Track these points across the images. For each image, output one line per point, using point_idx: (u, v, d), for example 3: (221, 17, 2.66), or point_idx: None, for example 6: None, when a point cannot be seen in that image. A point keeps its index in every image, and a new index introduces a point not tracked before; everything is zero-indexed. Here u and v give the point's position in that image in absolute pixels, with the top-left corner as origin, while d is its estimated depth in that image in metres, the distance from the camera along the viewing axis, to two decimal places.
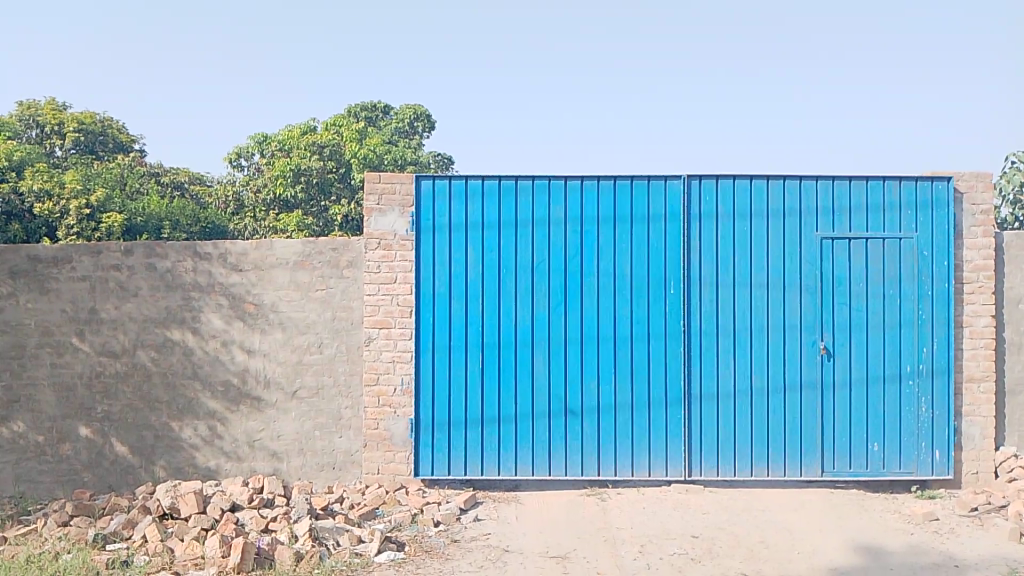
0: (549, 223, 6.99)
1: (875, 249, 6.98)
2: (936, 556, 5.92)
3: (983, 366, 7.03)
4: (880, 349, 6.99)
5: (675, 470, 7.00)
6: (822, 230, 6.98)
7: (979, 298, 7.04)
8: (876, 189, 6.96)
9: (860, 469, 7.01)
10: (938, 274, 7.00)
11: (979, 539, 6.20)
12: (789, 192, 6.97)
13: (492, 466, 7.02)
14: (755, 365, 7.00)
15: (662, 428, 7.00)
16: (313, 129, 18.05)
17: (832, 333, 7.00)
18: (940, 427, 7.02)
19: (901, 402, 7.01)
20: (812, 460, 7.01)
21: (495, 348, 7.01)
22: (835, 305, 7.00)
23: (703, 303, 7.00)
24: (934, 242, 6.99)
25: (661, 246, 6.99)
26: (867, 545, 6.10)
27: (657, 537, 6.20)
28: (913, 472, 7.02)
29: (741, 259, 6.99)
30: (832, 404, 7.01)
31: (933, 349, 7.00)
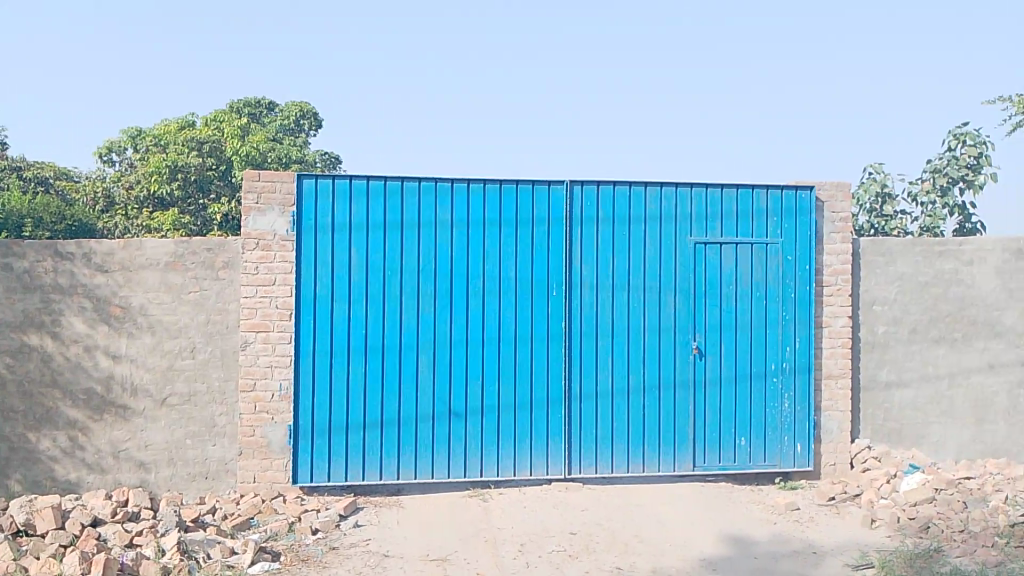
0: (435, 225, 6.96)
1: (744, 253, 7.32)
2: (796, 544, 6.25)
3: (840, 364, 7.48)
4: (748, 348, 7.35)
5: (555, 470, 7.12)
6: (696, 235, 7.26)
7: (838, 300, 7.49)
8: (745, 196, 7.30)
9: (729, 463, 7.34)
10: (801, 277, 7.41)
11: (836, 527, 6.59)
12: (665, 198, 7.22)
13: (374, 471, 6.92)
14: (632, 365, 7.21)
15: (543, 428, 7.11)
16: (192, 125, 17.30)
17: (703, 333, 7.29)
18: (801, 422, 7.43)
19: (766, 398, 7.38)
20: (684, 455, 7.28)
21: (378, 352, 6.92)
22: (708, 306, 7.29)
23: (584, 305, 7.15)
24: (797, 247, 7.40)
25: (545, 249, 7.09)
26: (734, 536, 6.39)
27: (537, 535, 6.28)
28: (777, 464, 7.41)
29: (620, 262, 7.19)
30: (703, 401, 7.30)
31: (795, 348, 7.41)
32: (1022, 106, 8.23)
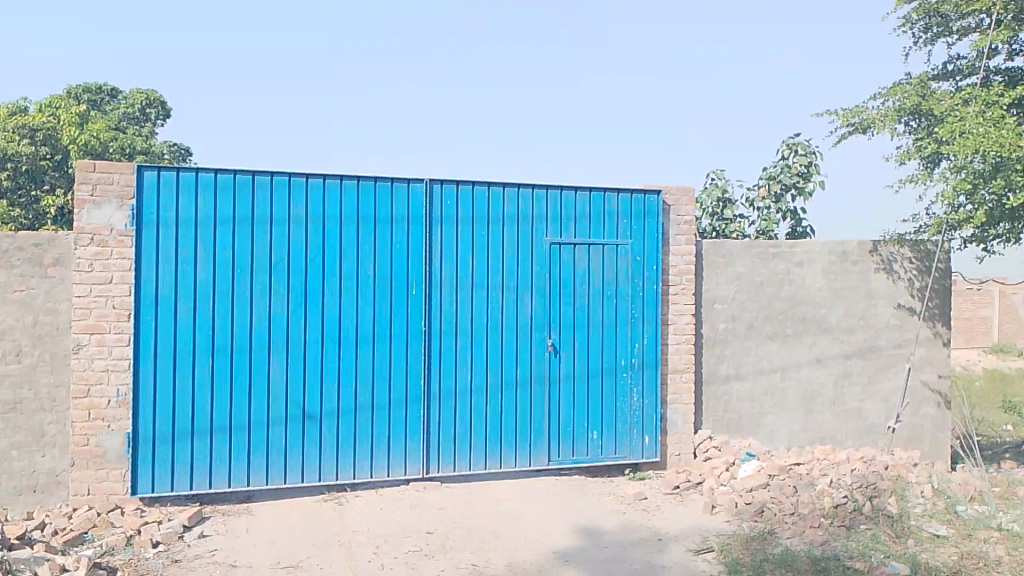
0: (288, 221, 6.75)
1: (597, 253, 7.58)
2: (643, 532, 6.54)
3: (684, 359, 7.88)
4: (601, 345, 7.61)
5: (412, 469, 7.10)
6: (551, 236, 7.44)
7: (682, 298, 7.89)
8: (598, 199, 7.56)
9: (582, 456, 7.59)
10: (649, 277, 7.75)
11: (680, 514, 6.95)
12: (523, 198, 7.35)
13: (222, 477, 6.64)
14: (490, 363, 7.30)
15: (401, 428, 7.07)
16: (23, 110, 15.92)
17: (558, 331, 7.49)
18: (649, 415, 7.77)
19: (617, 393, 7.67)
20: (540, 450, 7.45)
21: (227, 353, 6.64)
22: (563, 305, 7.50)
23: (443, 303, 7.16)
24: (645, 248, 7.73)
25: (404, 248, 7.05)
26: (586, 527, 6.60)
27: (393, 537, 6.23)
28: (626, 456, 7.73)
29: (479, 261, 7.25)
30: (558, 396, 7.50)
31: (644, 344, 7.75)
32: (846, 118, 8.95)
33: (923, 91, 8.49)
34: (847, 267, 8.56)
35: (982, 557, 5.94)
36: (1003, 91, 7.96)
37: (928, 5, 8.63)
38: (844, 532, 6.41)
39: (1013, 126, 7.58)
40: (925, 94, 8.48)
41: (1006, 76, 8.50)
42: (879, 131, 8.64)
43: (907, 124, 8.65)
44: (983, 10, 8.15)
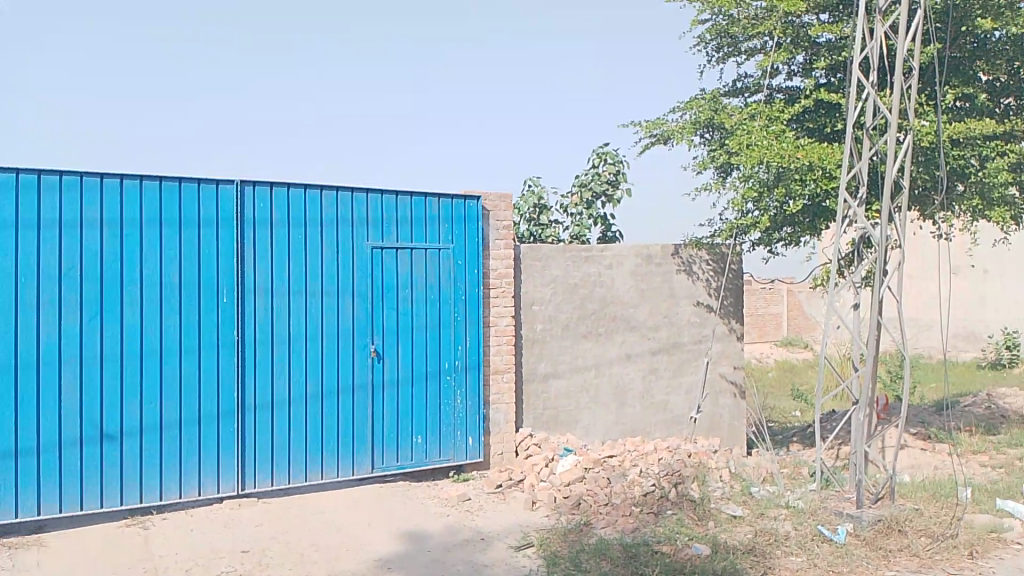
0: (82, 224, 6.21)
1: (418, 257, 7.61)
2: (466, 533, 6.63)
3: (505, 360, 8.07)
4: (423, 349, 7.65)
5: (227, 486, 6.78)
6: (372, 240, 7.38)
7: (502, 301, 8.07)
8: (418, 203, 7.59)
9: (406, 461, 7.59)
10: (470, 280, 7.88)
11: (501, 512, 7.11)
12: (341, 202, 7.22)
13: (6, 509, 5.99)
14: (309, 371, 7.12)
15: (214, 443, 6.73)
16: None
17: (381, 336, 7.46)
18: (472, 416, 7.90)
19: (440, 396, 7.73)
20: (363, 458, 7.37)
21: (10, 370, 6.01)
22: (384, 310, 7.47)
23: (257, 311, 6.90)
24: (466, 252, 7.85)
25: (213, 253, 6.71)
26: (409, 532, 6.59)
27: (205, 558, 5.91)
28: (450, 458, 7.81)
29: (296, 266, 7.05)
30: (381, 402, 7.45)
31: (466, 347, 7.86)
32: (649, 128, 9.63)
33: (715, 106, 9.24)
34: (653, 269, 9.14)
35: (772, 533, 6.54)
36: (782, 107, 8.83)
37: (721, 26, 9.38)
38: (653, 518, 6.82)
39: (791, 140, 8.43)
40: (717, 109, 9.23)
41: (785, 94, 9.38)
42: (678, 140, 9.36)
43: (703, 136, 9.41)
44: (765, 33, 9.00)
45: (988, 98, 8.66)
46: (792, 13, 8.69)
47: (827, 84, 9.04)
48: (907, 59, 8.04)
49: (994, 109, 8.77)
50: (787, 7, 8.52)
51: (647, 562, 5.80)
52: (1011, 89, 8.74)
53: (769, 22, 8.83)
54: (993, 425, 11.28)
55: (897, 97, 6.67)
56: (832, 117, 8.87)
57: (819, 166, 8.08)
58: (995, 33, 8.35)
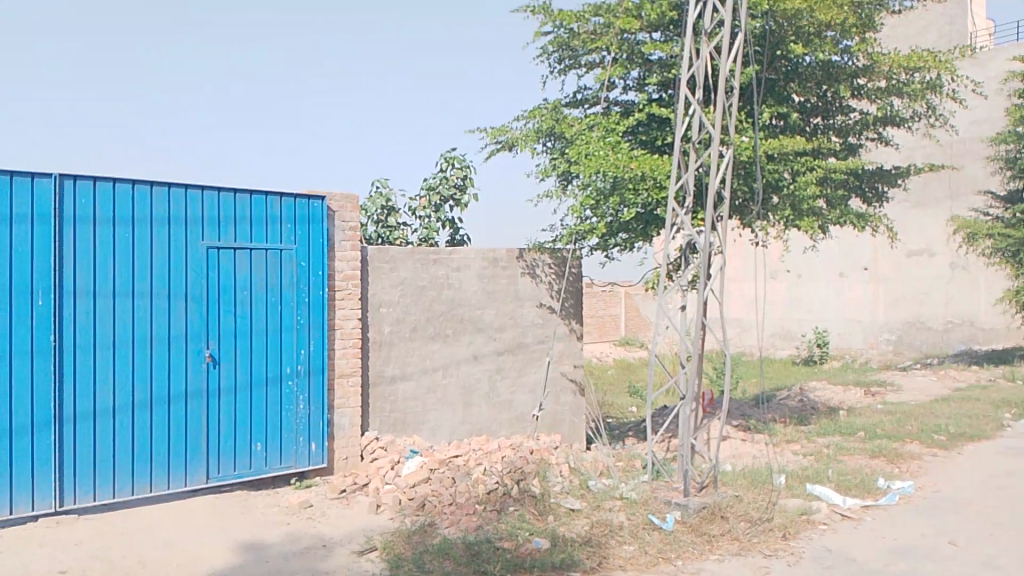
0: None
1: (258, 258, 7.40)
2: (308, 541, 6.51)
3: (350, 363, 7.97)
4: (262, 354, 7.43)
5: (42, 504, 6.30)
6: (208, 240, 7.10)
7: (348, 303, 7.98)
8: (258, 202, 7.37)
9: (243, 470, 7.34)
10: (313, 282, 7.73)
11: (345, 517, 7.05)
12: (175, 199, 6.90)
13: None
14: (137, 378, 6.74)
15: (27, 458, 6.23)
16: None
17: (216, 341, 7.18)
18: (315, 421, 7.75)
19: (280, 402, 7.54)
20: (196, 468, 7.06)
21: None
22: (220, 313, 7.20)
23: (78, 314, 6.46)
24: (309, 254, 7.71)
25: (27, 252, 6.22)
26: (247, 543, 6.39)
27: None
28: (292, 465, 7.63)
29: (122, 267, 6.66)
30: (216, 410, 7.17)
31: (309, 351, 7.71)
32: (494, 134, 9.91)
33: (557, 116, 9.61)
34: (499, 271, 9.36)
35: (607, 525, 6.87)
36: (618, 120, 9.31)
37: (562, 39, 9.75)
38: (496, 516, 6.99)
39: (625, 151, 8.91)
40: (558, 119, 9.61)
41: (621, 107, 9.88)
42: (521, 148, 9.72)
43: (545, 144, 9.75)
44: (603, 47, 9.46)
45: (799, 118, 9.53)
46: (627, 31, 9.19)
47: (659, 99, 9.59)
48: (729, 79, 8.67)
49: (804, 127, 9.67)
50: (623, 24, 9.00)
51: (489, 559, 5.94)
52: (818, 111, 9.67)
53: (607, 38, 9.30)
54: (803, 415, 12.37)
55: (720, 113, 7.18)
56: (662, 131, 9.44)
57: (651, 176, 8.56)
58: (805, 59, 9.18)
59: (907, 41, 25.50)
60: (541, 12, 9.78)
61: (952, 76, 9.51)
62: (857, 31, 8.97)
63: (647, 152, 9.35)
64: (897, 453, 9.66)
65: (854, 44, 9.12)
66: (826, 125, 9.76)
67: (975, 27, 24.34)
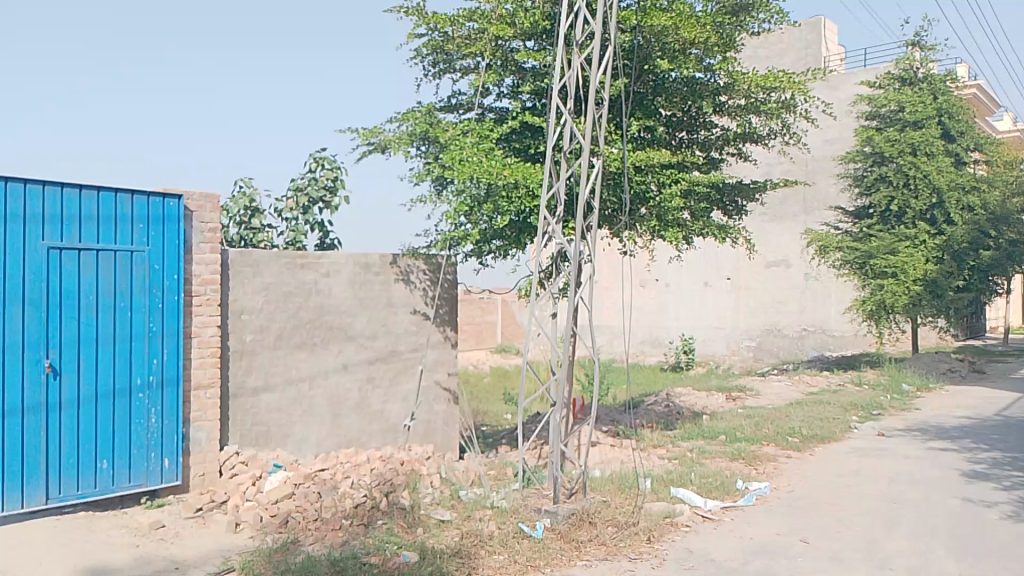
0: None
1: (106, 261, 6.89)
2: (158, 564, 6.07)
3: (209, 374, 7.54)
4: (110, 363, 6.91)
5: None
6: (48, 240, 6.55)
7: (206, 310, 7.55)
8: (107, 200, 6.87)
9: (87, 490, 6.79)
10: (168, 287, 7.27)
11: (200, 538, 6.63)
12: (10, 195, 6.33)
13: None
14: None
15: None
16: None
17: (58, 350, 6.62)
18: (169, 436, 7.27)
19: (130, 415, 7.03)
20: (32, 490, 6.47)
21: None
22: (62, 319, 6.65)
23: None
24: (164, 257, 7.24)
25: None
26: (88, 570, 5.88)
27: None
28: (143, 483, 7.12)
29: None
30: (57, 425, 6.60)
31: (163, 360, 7.23)
32: (366, 137, 9.73)
33: (431, 120, 9.54)
34: (370, 277, 9.15)
35: (477, 535, 6.79)
36: (492, 127, 9.34)
37: (436, 42, 9.69)
38: (362, 530, 6.78)
39: (498, 158, 8.93)
40: (432, 123, 9.54)
41: (496, 114, 9.91)
42: (394, 152, 9.57)
43: (419, 148, 9.66)
44: (477, 53, 9.47)
45: (665, 131, 9.86)
46: (501, 39, 9.24)
47: (532, 107, 9.67)
48: (599, 91, 8.82)
49: (670, 141, 10.01)
50: (496, 31, 9.02)
51: None
52: (682, 125, 10.02)
53: (481, 44, 9.31)
54: (669, 420, 12.79)
55: (591, 124, 7.28)
56: (535, 139, 9.51)
57: (523, 184, 8.60)
58: (671, 75, 9.48)
59: (766, 63, 27.05)
60: (414, 14, 9.66)
61: (805, 97, 10.07)
62: (719, 49, 9.36)
63: (520, 160, 9.40)
64: (755, 455, 10.13)
65: (716, 61, 9.50)
66: (690, 139, 10.15)
67: (827, 53, 26.08)
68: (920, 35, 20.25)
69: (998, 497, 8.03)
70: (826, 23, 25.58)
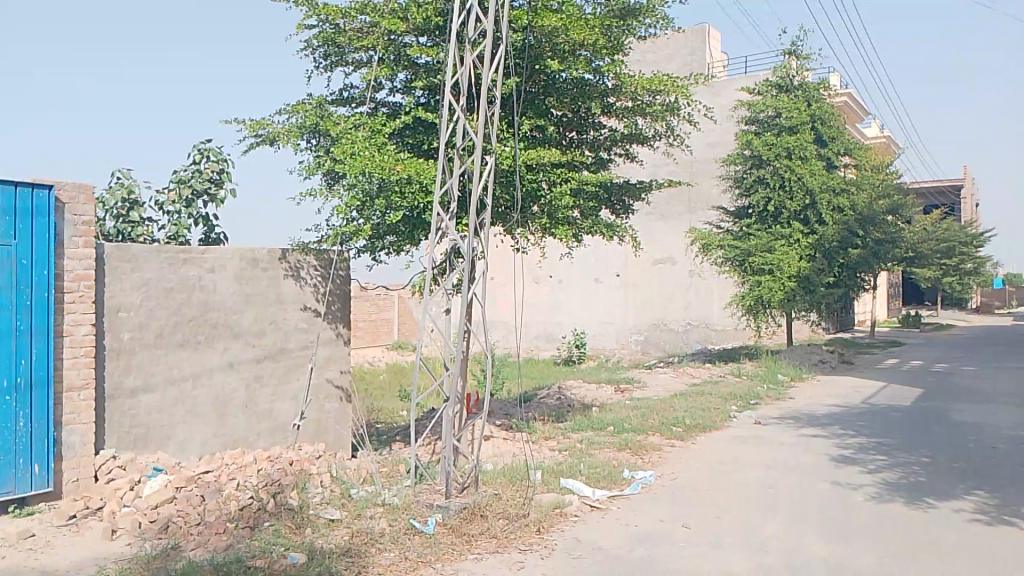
0: None
1: None
2: None
3: (83, 374, 7.15)
4: None
5: None
6: None
7: (79, 307, 7.16)
8: None
9: None
10: (36, 283, 6.87)
11: (73, 547, 6.30)
12: None
13: None
14: None
15: None
16: None
17: None
18: (38, 441, 6.87)
19: None
20: None
21: None
22: None
23: None
24: (32, 251, 6.85)
25: None
26: None
27: None
28: (10, 491, 6.72)
29: None
30: None
31: (31, 361, 6.83)
32: (252, 129, 9.47)
33: (321, 113, 9.40)
34: (257, 273, 8.93)
35: (367, 533, 6.75)
36: (384, 121, 9.28)
37: (327, 34, 9.53)
38: (248, 532, 6.62)
39: (390, 153, 8.87)
40: (322, 115, 9.39)
41: (388, 108, 9.84)
42: (283, 144, 9.35)
43: (309, 141, 9.49)
44: (369, 46, 9.38)
45: (556, 131, 10.07)
46: (393, 33, 9.19)
47: (425, 103, 9.65)
48: (491, 89, 8.88)
49: (561, 140, 10.24)
50: (388, 25, 8.95)
51: None
52: (572, 125, 10.26)
53: (372, 38, 9.22)
54: (561, 413, 13.07)
55: (483, 122, 7.31)
56: (428, 135, 9.45)
57: (416, 179, 8.54)
58: (562, 75, 9.65)
59: (654, 67, 27.92)
60: (304, 4, 9.46)
61: (687, 100, 10.45)
62: (608, 51, 9.58)
63: (413, 155, 9.37)
64: (641, 445, 10.48)
65: (604, 63, 9.69)
66: (580, 139, 10.40)
67: (712, 60, 27.14)
68: (796, 45, 21.35)
69: (860, 480, 8.64)
70: (710, 30, 26.65)
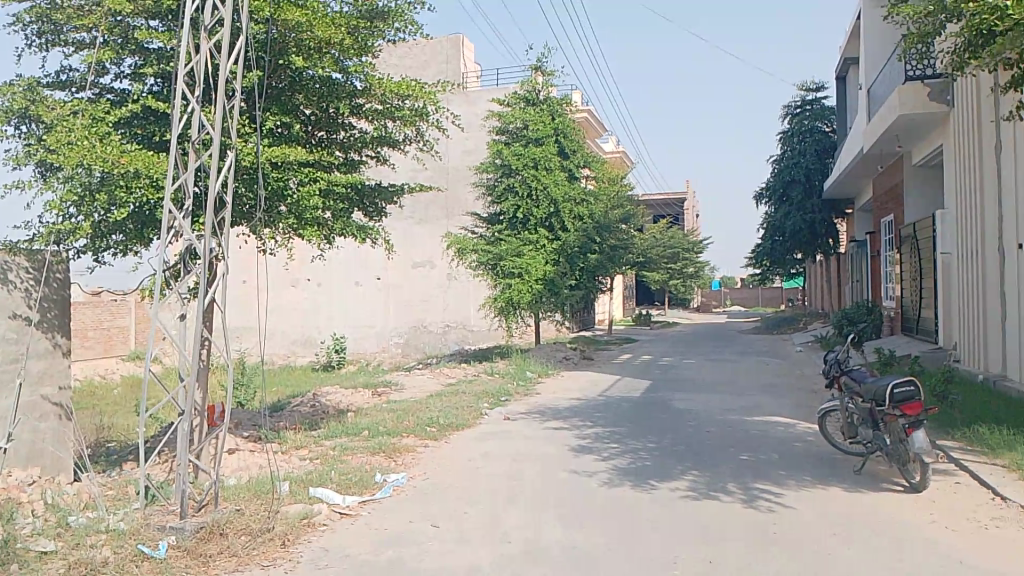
0: None
1: None
2: None
3: None
4: None
5: None
6: None
7: None
8: None
9: None
10: None
11: None
12: None
13: None
14: None
15: None
16: None
17: None
18: None
19: None
20: None
21: None
22: None
23: None
24: None
25: None
26: None
27: None
28: None
29: None
30: None
31: None
32: None
33: (32, 96, 8.36)
34: None
35: (87, 564, 6.08)
36: (108, 109, 8.47)
37: (40, 9, 8.54)
38: None
39: (115, 144, 8.09)
40: (34, 99, 8.38)
41: (115, 96, 9.01)
42: None
43: (18, 127, 8.45)
44: (91, 27, 8.54)
45: (302, 129, 9.80)
46: (119, 14, 8.45)
47: (158, 91, 8.95)
48: (231, 81, 8.44)
49: (308, 139, 9.99)
50: (112, 5, 8.19)
51: None
52: (321, 124, 10.04)
53: (94, 17, 8.41)
54: (314, 420, 12.71)
55: (222, 115, 6.78)
56: (160, 126, 8.78)
57: (144, 173, 7.83)
58: (308, 73, 9.41)
59: (410, 73, 28.12)
60: None
61: (436, 107, 10.57)
62: (355, 52, 9.51)
63: (143, 147, 8.62)
64: (394, 448, 10.48)
65: (353, 64, 9.67)
66: (329, 139, 10.22)
67: (465, 69, 27.87)
68: (541, 61, 22.53)
69: (597, 467, 9.31)
70: (463, 41, 27.36)
